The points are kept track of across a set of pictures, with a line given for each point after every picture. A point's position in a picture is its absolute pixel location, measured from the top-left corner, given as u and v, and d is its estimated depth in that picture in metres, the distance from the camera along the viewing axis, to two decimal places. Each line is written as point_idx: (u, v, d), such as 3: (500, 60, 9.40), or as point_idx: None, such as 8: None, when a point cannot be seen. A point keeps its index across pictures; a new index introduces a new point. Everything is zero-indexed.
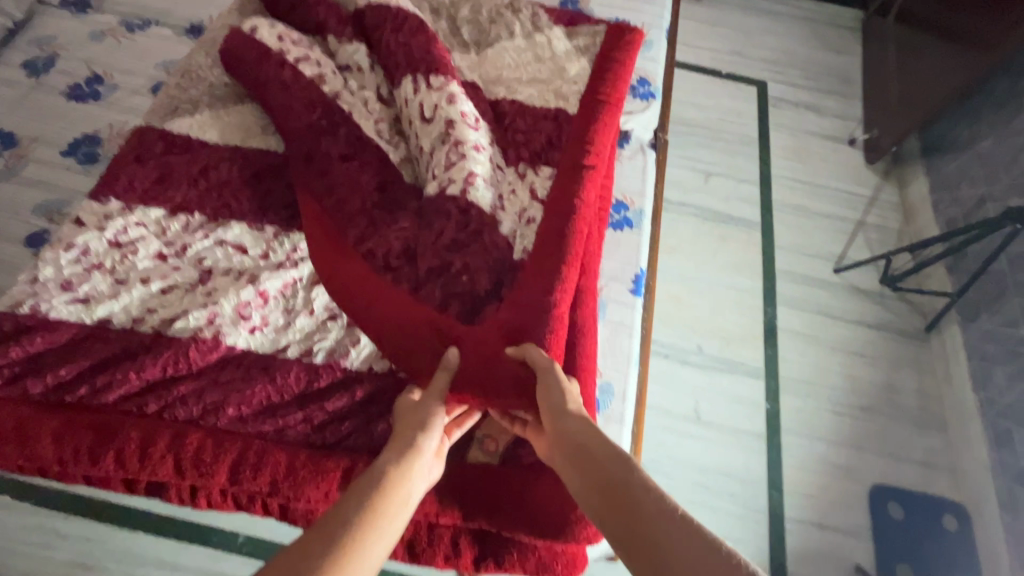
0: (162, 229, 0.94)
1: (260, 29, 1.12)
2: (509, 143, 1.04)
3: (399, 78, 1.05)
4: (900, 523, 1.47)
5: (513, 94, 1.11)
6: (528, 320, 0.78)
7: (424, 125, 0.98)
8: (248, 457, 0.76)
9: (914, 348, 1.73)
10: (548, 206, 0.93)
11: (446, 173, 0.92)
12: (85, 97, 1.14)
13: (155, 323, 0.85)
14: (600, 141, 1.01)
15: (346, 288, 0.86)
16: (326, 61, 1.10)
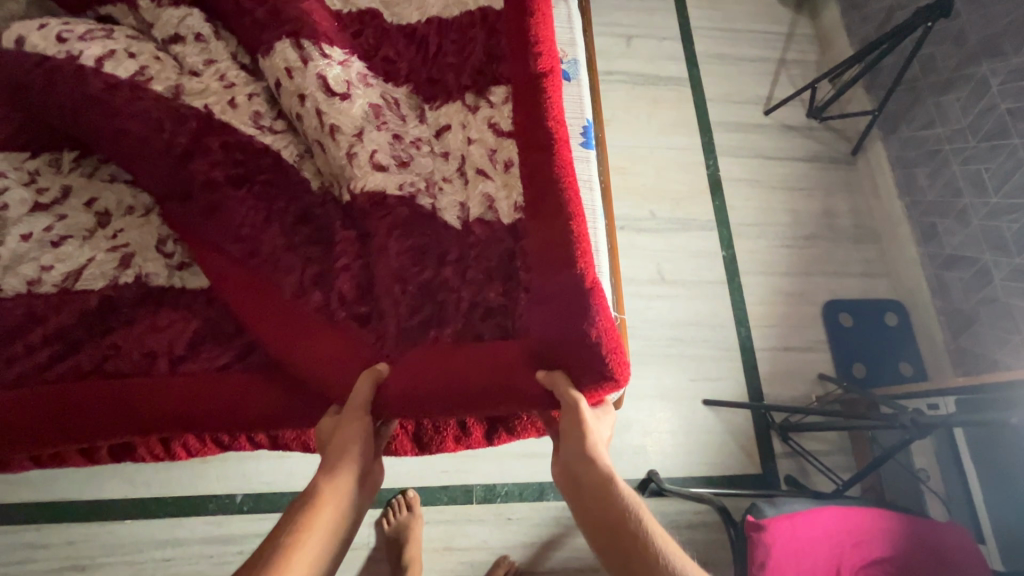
0: (28, 175, 0.77)
1: (33, 38, 0.75)
2: (439, 72, 0.81)
3: (270, 45, 0.75)
4: (851, 329, 1.62)
5: (426, 11, 0.83)
6: (562, 345, 0.63)
7: (329, 100, 0.71)
8: (203, 393, 0.67)
9: (843, 172, 1.82)
10: (527, 163, 0.72)
11: (393, 171, 0.71)
12: None
13: (56, 281, 0.72)
14: (543, 35, 0.77)
15: (315, 368, 0.67)
16: (146, 44, 0.78)
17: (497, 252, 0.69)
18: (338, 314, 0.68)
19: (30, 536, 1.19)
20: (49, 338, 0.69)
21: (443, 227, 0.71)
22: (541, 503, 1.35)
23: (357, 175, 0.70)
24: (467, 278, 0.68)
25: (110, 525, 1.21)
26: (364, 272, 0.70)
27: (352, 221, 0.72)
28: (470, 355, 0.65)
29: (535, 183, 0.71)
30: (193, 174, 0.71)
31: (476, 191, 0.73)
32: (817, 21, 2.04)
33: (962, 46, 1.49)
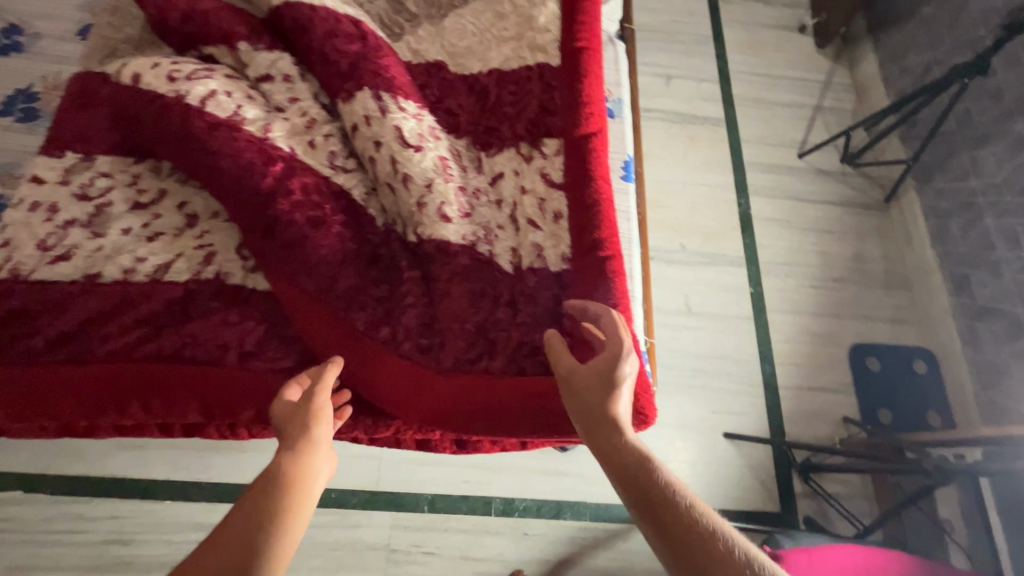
0: (131, 177, 0.88)
1: (146, 77, 0.82)
2: (495, 121, 0.91)
3: (351, 92, 0.83)
4: (878, 374, 1.62)
5: (487, 63, 0.96)
6: None
7: (403, 150, 0.78)
8: (273, 389, 0.73)
9: (876, 219, 1.84)
10: (574, 212, 0.77)
11: (459, 220, 0.76)
12: (5, 50, 1.01)
13: (149, 271, 0.80)
14: (592, 97, 0.87)
15: (376, 395, 0.70)
16: (240, 82, 0.87)
17: (545, 301, 0.73)
18: (402, 347, 0.71)
19: (80, 508, 1.27)
20: (134, 322, 0.76)
21: (497, 270, 0.75)
22: (557, 521, 1.37)
23: (426, 223, 0.75)
24: (516, 319, 0.71)
25: (153, 504, 1.28)
26: (422, 309, 0.73)
27: (413, 257, 0.77)
28: (516, 389, 0.68)
29: (581, 231, 0.76)
30: (277, 211, 0.73)
31: (526, 239, 0.78)
32: (855, 71, 2.09)
33: (999, 102, 1.52)
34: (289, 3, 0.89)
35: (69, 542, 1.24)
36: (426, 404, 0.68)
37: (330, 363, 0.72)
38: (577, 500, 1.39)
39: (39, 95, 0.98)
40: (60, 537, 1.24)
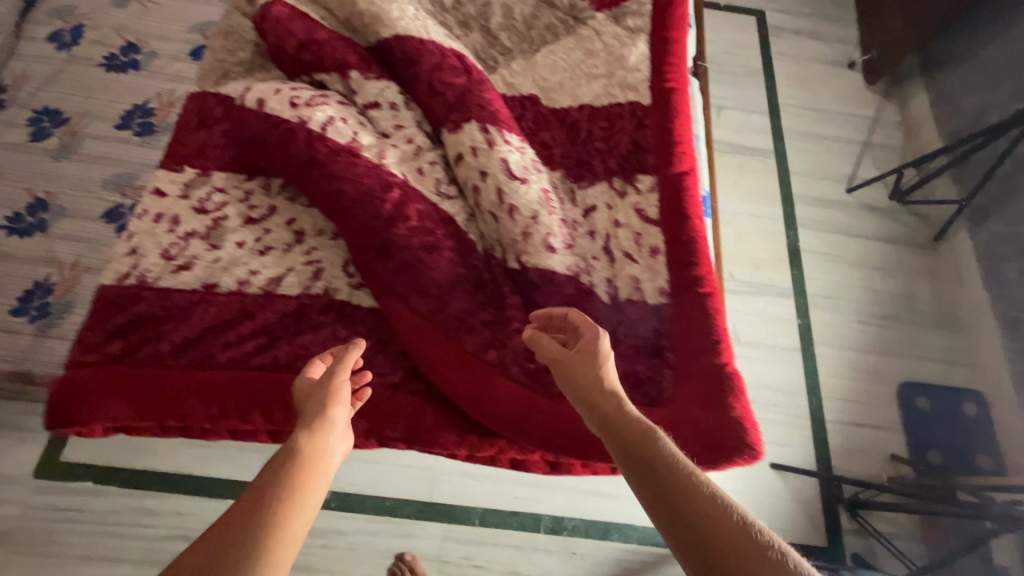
0: (244, 194, 0.93)
1: (269, 103, 0.87)
2: (587, 155, 0.95)
3: (458, 124, 0.88)
4: (927, 413, 1.62)
5: (579, 99, 1.00)
6: (709, 421, 0.66)
7: (509, 182, 0.83)
8: (385, 403, 0.77)
9: (925, 257, 1.84)
10: (672, 249, 0.81)
11: (562, 251, 0.80)
12: (124, 67, 1.07)
13: (262, 284, 0.85)
14: (684, 137, 0.91)
15: (486, 414, 0.74)
16: (351, 108, 0.92)
17: (645, 333, 0.76)
18: (512, 369, 0.76)
19: (149, 502, 1.32)
20: (252, 332, 0.81)
21: (598, 301, 0.78)
22: (605, 542, 1.39)
23: (532, 252, 0.79)
24: (618, 349, 0.75)
25: (218, 503, 1.33)
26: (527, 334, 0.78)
27: (515, 284, 0.81)
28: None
29: (679, 268, 0.79)
30: (394, 236, 0.78)
31: (623, 272, 0.81)
32: (905, 109, 2.11)
33: None
34: (400, 36, 0.94)
35: (137, 535, 1.28)
36: (535, 427, 0.72)
37: (439, 381, 0.76)
38: (625, 523, 1.41)
39: (155, 111, 1.04)
40: (129, 529, 1.29)
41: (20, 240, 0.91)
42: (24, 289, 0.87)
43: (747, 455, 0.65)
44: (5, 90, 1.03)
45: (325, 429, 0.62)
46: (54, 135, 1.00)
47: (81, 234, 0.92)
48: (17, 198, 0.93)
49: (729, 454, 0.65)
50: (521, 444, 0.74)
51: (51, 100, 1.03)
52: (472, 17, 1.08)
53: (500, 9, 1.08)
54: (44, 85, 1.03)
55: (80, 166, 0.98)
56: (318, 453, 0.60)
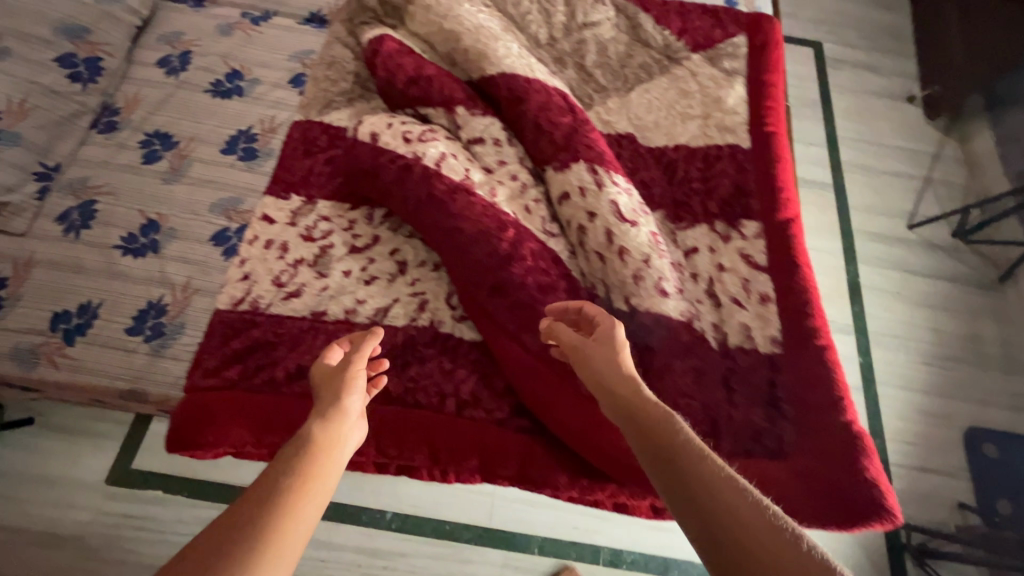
0: (348, 222, 0.95)
1: (383, 137, 0.90)
2: (686, 196, 0.95)
3: (566, 163, 0.89)
4: (996, 461, 1.57)
5: (675, 139, 1.01)
6: (842, 480, 0.66)
7: (619, 224, 0.84)
8: (496, 440, 0.78)
9: (990, 298, 1.81)
10: (785, 298, 0.81)
11: (674, 296, 0.80)
12: (229, 93, 1.11)
13: (368, 314, 0.87)
14: (786, 182, 0.92)
15: (601, 459, 0.74)
16: (457, 142, 0.94)
17: (761, 384, 0.75)
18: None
19: None
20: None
21: (708, 348, 0.78)
22: None
23: (644, 296, 0.80)
24: (734, 400, 0.74)
25: None
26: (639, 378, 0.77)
27: (625, 327, 0.81)
28: (748, 471, 0.69)
29: (794, 317, 0.79)
30: (510, 275, 0.79)
31: (732, 318, 0.81)
32: (967, 146, 2.08)
33: None
34: (506, 73, 0.96)
35: None
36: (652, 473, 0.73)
37: (551, 421, 0.77)
38: (686, 560, 1.39)
39: (258, 136, 1.08)
40: None
41: (134, 259, 0.94)
42: (138, 308, 0.90)
43: (885, 520, 0.65)
44: (119, 112, 1.07)
45: (338, 418, 0.62)
46: (164, 157, 1.04)
47: (191, 255, 0.95)
48: (132, 219, 0.97)
49: (865, 518, 0.65)
50: (632, 490, 0.75)
51: (162, 124, 1.07)
52: (566, 54, 1.10)
53: (595, 47, 1.10)
54: (156, 109, 1.08)
55: (189, 189, 1.01)
56: (331, 441, 0.60)
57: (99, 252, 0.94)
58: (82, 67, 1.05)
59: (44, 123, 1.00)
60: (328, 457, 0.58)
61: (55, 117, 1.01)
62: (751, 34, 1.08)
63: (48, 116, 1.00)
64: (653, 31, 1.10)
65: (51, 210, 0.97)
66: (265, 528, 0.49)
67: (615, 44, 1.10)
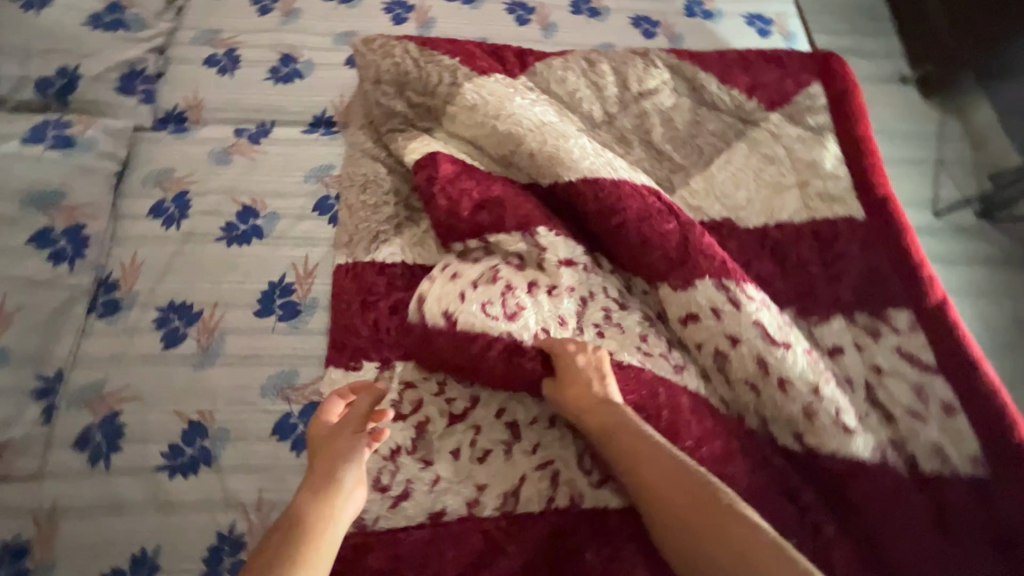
0: (436, 384, 0.80)
1: (463, 315, 0.75)
2: (815, 284, 0.84)
3: (691, 281, 0.78)
4: None
5: (776, 216, 0.90)
6: None
7: (771, 350, 0.74)
8: None
9: None
10: (976, 410, 0.72)
11: (857, 431, 0.71)
12: (246, 237, 0.93)
13: (496, 504, 0.73)
14: (922, 256, 0.83)
15: None
16: (548, 275, 0.82)
17: (979, 517, 0.68)
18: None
19: None
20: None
21: (899, 480, 0.70)
22: None
23: (822, 433, 0.71)
24: (953, 542, 0.67)
25: None
26: (846, 538, 0.69)
27: (807, 475, 0.72)
28: None
29: (989, 431, 0.71)
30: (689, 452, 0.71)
31: (918, 438, 0.72)
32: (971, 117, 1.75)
33: None
34: (589, 179, 0.83)
35: None
36: None
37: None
38: None
39: (295, 285, 0.90)
40: None
41: (186, 480, 0.76)
42: (208, 544, 0.73)
43: None
44: (119, 287, 0.88)
45: (331, 498, 0.63)
46: (189, 335, 0.85)
47: (255, 461, 0.78)
48: (169, 426, 0.79)
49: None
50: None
51: (175, 292, 0.88)
52: (627, 132, 0.97)
53: (658, 119, 0.98)
54: (163, 274, 0.89)
55: (230, 372, 0.83)
56: (320, 520, 0.61)
57: (138, 479, 0.76)
58: (64, 242, 0.87)
59: (34, 324, 0.82)
60: (309, 537, 0.59)
61: (44, 315, 0.83)
62: (824, 80, 0.98)
63: (35, 314, 0.82)
64: (718, 92, 0.98)
65: (66, 433, 0.78)
66: None
67: (679, 111, 0.98)
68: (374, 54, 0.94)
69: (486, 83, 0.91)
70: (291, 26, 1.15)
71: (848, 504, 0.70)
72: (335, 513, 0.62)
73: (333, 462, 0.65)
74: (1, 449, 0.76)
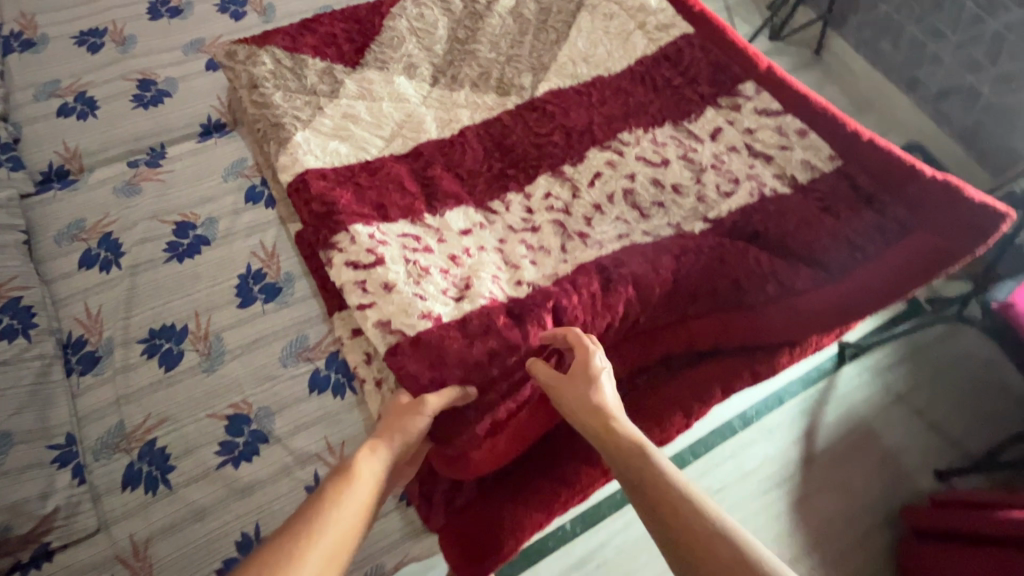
0: None
1: (388, 250, 0.84)
2: (681, 92, 1.04)
3: (581, 156, 0.98)
4: None
5: (633, 56, 1.08)
6: (947, 214, 0.84)
7: (659, 170, 0.96)
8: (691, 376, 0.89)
9: None
10: (817, 127, 0.96)
11: (736, 190, 0.94)
12: (194, 248, 0.94)
13: None
14: (743, 43, 1.06)
15: (776, 330, 0.86)
16: (474, 187, 0.95)
17: (843, 193, 0.92)
18: (798, 288, 0.85)
19: None
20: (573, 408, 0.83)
21: (789, 196, 0.93)
22: (811, 389, 1.44)
23: (714, 205, 0.93)
24: (841, 219, 0.89)
25: None
26: (772, 258, 0.87)
27: (722, 228, 0.91)
28: (883, 261, 0.85)
29: (834, 135, 0.95)
30: (624, 258, 0.86)
31: (791, 160, 0.95)
32: None
33: None
34: (479, 121, 1.02)
35: None
36: (813, 313, 0.85)
37: (745, 344, 0.89)
38: (820, 368, 1.48)
39: (264, 269, 0.93)
40: None
41: (252, 463, 0.79)
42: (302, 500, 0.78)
43: (1003, 219, 0.83)
44: (87, 341, 0.86)
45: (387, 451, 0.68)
46: (186, 350, 0.86)
47: (308, 418, 0.83)
48: (210, 428, 0.81)
49: (993, 226, 0.82)
50: (828, 329, 0.86)
51: (150, 320, 0.88)
52: (491, 36, 1.10)
53: (511, 18, 1.13)
54: (129, 309, 0.88)
55: (243, 361, 0.86)
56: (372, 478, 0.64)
57: (206, 483, 0.78)
58: (8, 319, 0.83)
59: (19, 404, 0.77)
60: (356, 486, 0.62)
61: (25, 389, 0.79)
62: None
63: (15, 394, 0.78)
64: None
65: (110, 481, 0.77)
66: (289, 538, 0.54)
67: (524, 6, 1.14)
68: (245, 66, 1.01)
69: (365, 73, 1.03)
70: (133, 53, 1.13)
71: (758, 230, 0.90)
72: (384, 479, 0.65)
73: (397, 423, 0.71)
74: (50, 520, 0.73)
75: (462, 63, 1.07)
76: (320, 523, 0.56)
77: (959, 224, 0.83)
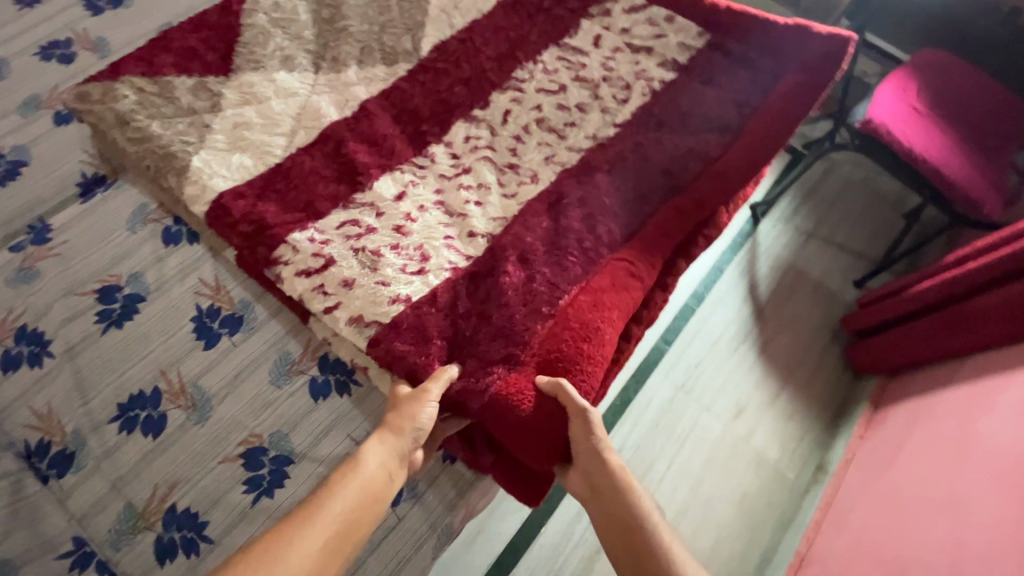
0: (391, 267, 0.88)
1: (332, 249, 0.83)
2: (554, 14, 1.08)
3: (485, 99, 1.01)
4: None
5: None
6: (801, 51, 1.00)
7: (561, 92, 1.01)
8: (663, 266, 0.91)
9: None
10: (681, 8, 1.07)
11: (631, 89, 1.02)
12: (129, 308, 0.86)
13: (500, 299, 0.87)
14: None
15: (717, 190, 0.93)
16: (395, 154, 0.94)
17: (719, 62, 1.04)
18: (713, 153, 0.97)
19: None
20: (577, 326, 0.79)
21: (677, 79, 1.03)
22: (743, 251, 1.62)
23: (617, 109, 1.00)
24: (724, 84, 1.02)
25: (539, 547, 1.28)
26: (683, 137, 0.97)
27: (633, 124, 0.99)
28: (771, 104, 0.98)
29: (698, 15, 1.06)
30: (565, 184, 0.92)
31: (668, 48, 1.05)
32: None
33: None
34: (375, 93, 1.00)
35: None
36: (737, 165, 0.94)
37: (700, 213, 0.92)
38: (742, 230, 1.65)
39: (216, 304, 0.88)
40: None
41: (286, 487, 0.78)
42: None
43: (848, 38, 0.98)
44: (50, 442, 0.78)
45: (391, 436, 0.70)
46: (167, 410, 0.81)
47: (324, 426, 0.82)
48: (228, 473, 0.77)
49: (843, 47, 0.98)
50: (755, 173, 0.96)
51: (114, 395, 0.81)
52: (357, 9, 1.08)
53: None
54: (85, 393, 0.80)
55: (234, 398, 0.82)
56: (378, 467, 0.67)
57: (247, 524, 0.75)
58: None
59: None
60: (357, 477, 0.65)
61: None
62: None
63: None
64: None
65: (143, 563, 0.72)
66: (288, 524, 0.59)
67: None
68: (104, 104, 0.92)
69: (241, 78, 0.98)
70: None
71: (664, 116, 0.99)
72: (388, 467, 0.68)
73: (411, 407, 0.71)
74: None
75: (339, 42, 1.04)
76: (316, 516, 0.60)
77: (817, 54, 0.98)
